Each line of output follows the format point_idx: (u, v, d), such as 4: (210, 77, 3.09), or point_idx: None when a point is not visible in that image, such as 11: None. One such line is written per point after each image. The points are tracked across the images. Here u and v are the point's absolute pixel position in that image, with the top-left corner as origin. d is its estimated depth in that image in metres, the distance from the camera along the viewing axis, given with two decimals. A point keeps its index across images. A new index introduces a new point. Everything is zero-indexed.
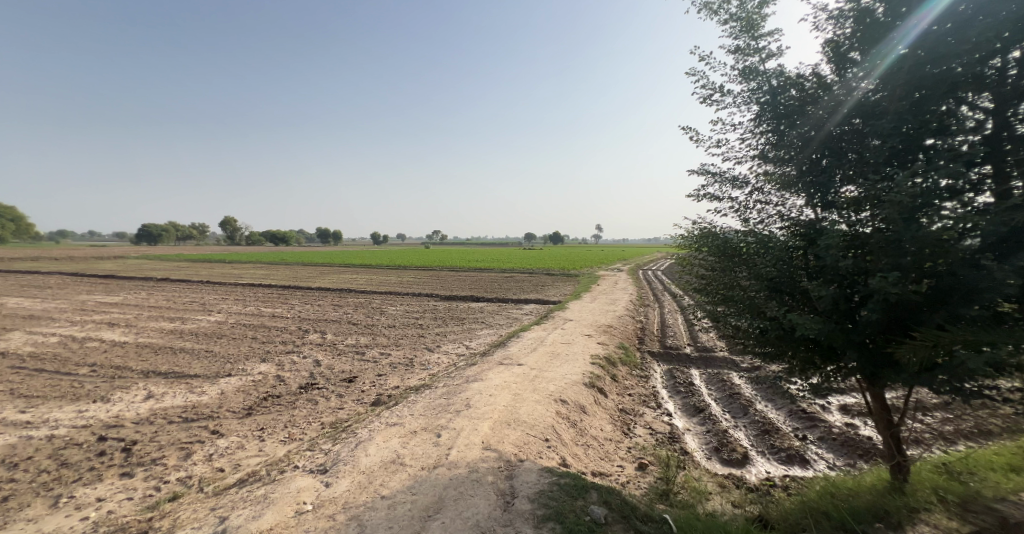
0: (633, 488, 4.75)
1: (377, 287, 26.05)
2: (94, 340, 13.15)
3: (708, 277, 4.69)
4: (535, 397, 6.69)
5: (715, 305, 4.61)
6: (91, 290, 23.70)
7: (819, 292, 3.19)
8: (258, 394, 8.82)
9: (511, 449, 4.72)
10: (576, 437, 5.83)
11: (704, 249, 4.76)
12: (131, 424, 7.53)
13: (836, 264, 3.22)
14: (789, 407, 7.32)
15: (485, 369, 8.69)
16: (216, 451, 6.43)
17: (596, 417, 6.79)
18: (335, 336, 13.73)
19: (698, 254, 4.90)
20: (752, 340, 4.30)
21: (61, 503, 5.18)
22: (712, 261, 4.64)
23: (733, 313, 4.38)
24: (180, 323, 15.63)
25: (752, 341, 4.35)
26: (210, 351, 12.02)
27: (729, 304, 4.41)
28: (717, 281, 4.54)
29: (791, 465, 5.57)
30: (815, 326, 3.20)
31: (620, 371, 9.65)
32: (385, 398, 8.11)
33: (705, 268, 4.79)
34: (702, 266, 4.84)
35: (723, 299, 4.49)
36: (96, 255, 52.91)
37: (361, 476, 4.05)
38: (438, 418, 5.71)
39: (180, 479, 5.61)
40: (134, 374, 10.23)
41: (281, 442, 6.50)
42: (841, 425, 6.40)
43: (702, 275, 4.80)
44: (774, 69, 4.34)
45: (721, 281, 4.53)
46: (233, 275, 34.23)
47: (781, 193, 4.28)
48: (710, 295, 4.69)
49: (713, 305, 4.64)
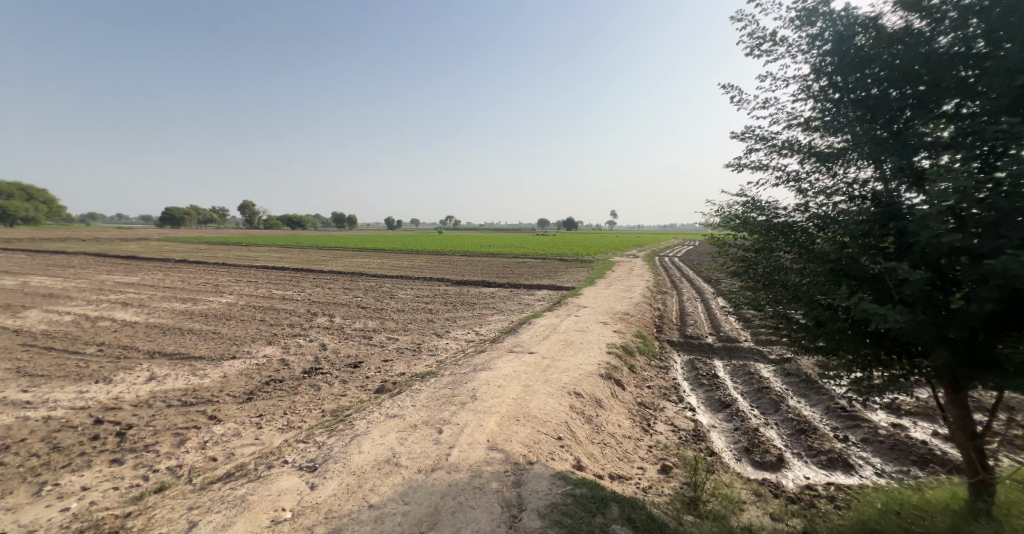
0: (656, 495, 4.25)
1: (388, 270, 25.81)
2: (106, 320, 13.09)
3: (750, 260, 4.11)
4: (547, 389, 6.19)
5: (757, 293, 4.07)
6: (111, 269, 23.98)
7: (912, 274, 2.58)
8: (260, 378, 8.52)
9: (519, 449, 4.23)
10: (592, 435, 5.33)
11: (746, 229, 4.18)
12: (129, 408, 7.21)
13: (933, 240, 2.61)
14: (826, 405, 6.78)
15: (494, 357, 8.21)
16: (211, 437, 6.12)
17: (613, 411, 6.28)
18: (344, 320, 13.41)
19: (738, 235, 4.31)
20: (804, 333, 3.72)
21: (44, 491, 4.87)
22: (758, 244, 4.08)
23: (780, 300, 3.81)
24: (192, 304, 15.55)
25: (798, 333, 3.81)
26: (218, 332, 11.83)
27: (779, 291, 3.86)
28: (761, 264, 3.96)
29: (833, 470, 5.04)
30: (905, 317, 2.58)
31: (638, 361, 9.08)
32: (389, 386, 7.73)
33: (746, 251, 4.23)
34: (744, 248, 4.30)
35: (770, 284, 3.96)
36: (119, 237, 54.30)
37: (350, 479, 3.62)
38: (441, 411, 5.27)
39: (170, 468, 5.29)
40: (139, 354, 10.06)
41: (278, 431, 6.15)
42: (887, 426, 5.86)
43: (743, 259, 4.22)
44: (842, 9, 3.67)
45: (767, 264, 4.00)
46: (250, 258, 34.36)
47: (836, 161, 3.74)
48: (754, 279, 4.15)
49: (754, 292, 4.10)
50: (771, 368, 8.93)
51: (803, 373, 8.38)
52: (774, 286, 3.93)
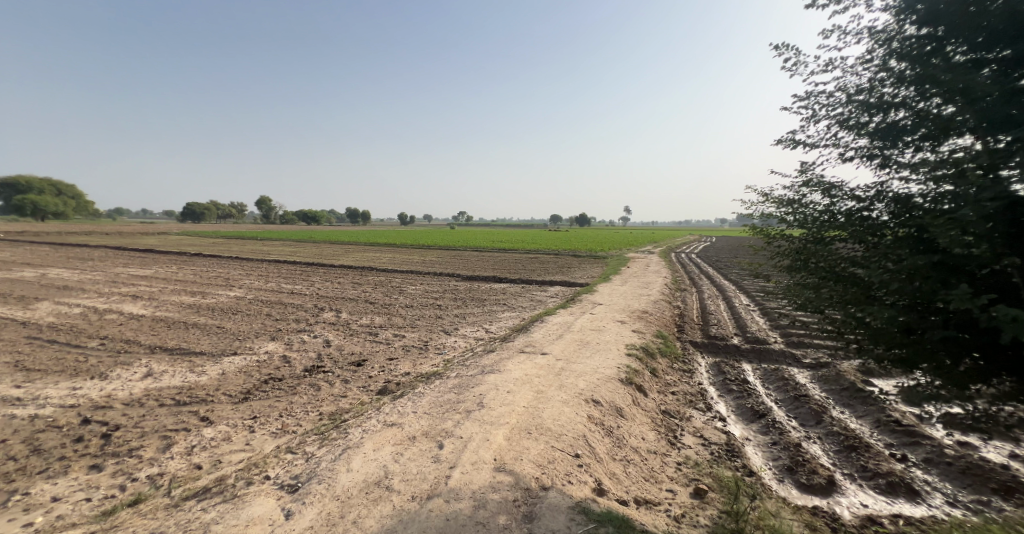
0: (691, 526, 3.69)
1: (399, 266, 25.39)
2: (114, 312, 11.98)
3: (808, 256, 3.69)
4: (563, 396, 5.59)
5: (813, 290, 3.57)
6: (127, 263, 23.44)
7: None
8: (260, 376, 7.84)
9: (531, 470, 3.66)
10: (613, 450, 4.72)
11: (810, 218, 3.70)
12: (119, 406, 6.13)
13: None
14: (875, 417, 6.66)
15: (505, 358, 7.61)
16: (199, 442, 5.27)
17: (635, 422, 5.65)
18: (350, 316, 12.93)
19: (796, 226, 3.83)
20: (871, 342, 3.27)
21: (10, 501, 4.14)
22: (820, 234, 3.62)
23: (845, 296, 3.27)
24: (200, 297, 15.03)
25: (868, 340, 3.25)
26: (223, 327, 11.02)
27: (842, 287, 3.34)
28: (822, 259, 3.56)
29: (895, 496, 4.75)
30: None
31: (659, 364, 8.42)
32: (393, 387, 7.24)
33: (803, 244, 3.77)
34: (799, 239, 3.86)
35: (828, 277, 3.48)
36: (139, 231, 55.12)
37: (332, 506, 3.11)
38: (443, 421, 4.73)
39: (150, 477, 4.47)
40: (140, 348, 8.76)
41: (271, 436, 5.53)
42: (953, 445, 5.72)
43: (800, 253, 3.77)
44: None
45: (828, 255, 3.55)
46: (265, 251, 33.93)
47: (906, 137, 3.32)
48: (811, 273, 3.67)
49: (810, 287, 3.61)
50: (808, 374, 8.64)
51: (843, 381, 8.01)
52: (835, 281, 3.44)
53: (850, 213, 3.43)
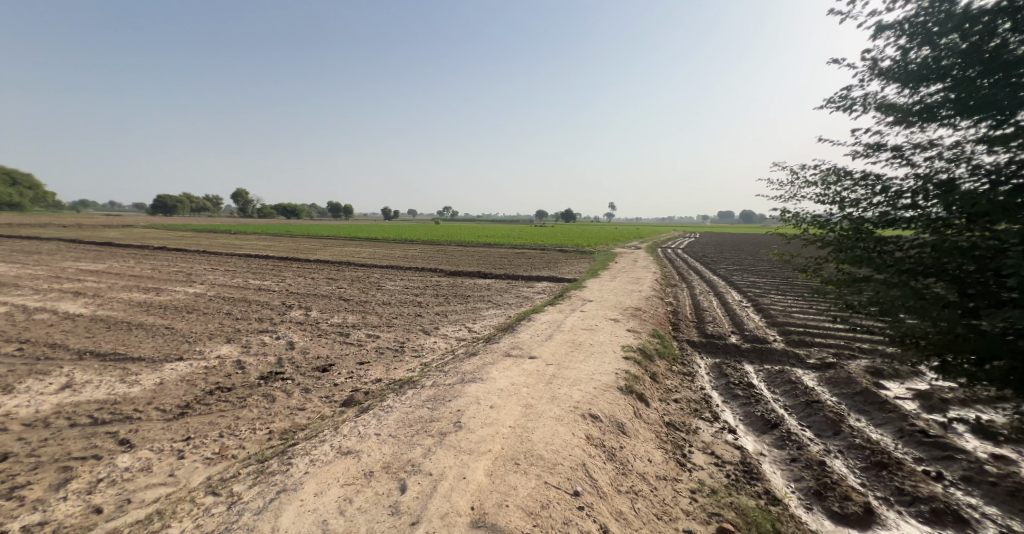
0: None
1: (378, 260, 24.21)
2: (45, 312, 10.61)
3: (874, 254, 3.26)
4: (556, 412, 4.77)
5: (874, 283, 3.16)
6: (80, 257, 21.61)
7: None
8: (205, 385, 6.75)
9: (518, 526, 2.88)
10: (617, 479, 3.93)
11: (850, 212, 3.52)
12: (18, 428, 5.06)
13: None
14: (898, 426, 5.98)
15: (487, 363, 6.72)
16: (108, 474, 4.25)
17: (639, 439, 4.87)
18: (320, 314, 11.85)
19: (849, 221, 3.51)
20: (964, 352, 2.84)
21: None
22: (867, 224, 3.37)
23: (920, 292, 2.91)
24: (153, 293, 13.67)
25: (952, 349, 2.89)
26: (172, 327, 9.83)
27: (906, 279, 3.01)
28: (888, 261, 3.16)
29: (943, 527, 4.08)
30: None
31: (658, 367, 7.67)
32: (359, 397, 6.31)
33: (862, 237, 3.37)
34: (836, 226, 3.58)
35: (886, 270, 3.14)
36: (105, 223, 52.36)
37: None
38: (411, 449, 3.85)
39: (28, 529, 3.48)
40: (65, 354, 7.55)
41: (202, 464, 4.53)
42: (989, 459, 5.11)
43: (863, 251, 3.32)
44: None
45: (876, 243, 3.26)
46: (237, 246, 32.21)
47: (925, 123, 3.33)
48: (864, 266, 3.31)
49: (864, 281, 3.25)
50: (814, 376, 8.04)
51: (856, 384, 7.36)
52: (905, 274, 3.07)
53: (896, 198, 3.27)
